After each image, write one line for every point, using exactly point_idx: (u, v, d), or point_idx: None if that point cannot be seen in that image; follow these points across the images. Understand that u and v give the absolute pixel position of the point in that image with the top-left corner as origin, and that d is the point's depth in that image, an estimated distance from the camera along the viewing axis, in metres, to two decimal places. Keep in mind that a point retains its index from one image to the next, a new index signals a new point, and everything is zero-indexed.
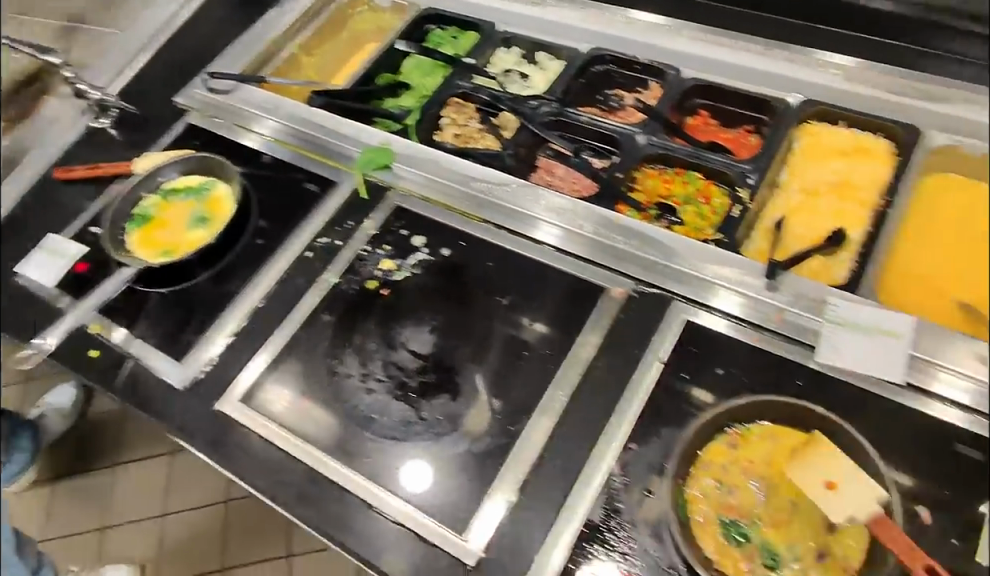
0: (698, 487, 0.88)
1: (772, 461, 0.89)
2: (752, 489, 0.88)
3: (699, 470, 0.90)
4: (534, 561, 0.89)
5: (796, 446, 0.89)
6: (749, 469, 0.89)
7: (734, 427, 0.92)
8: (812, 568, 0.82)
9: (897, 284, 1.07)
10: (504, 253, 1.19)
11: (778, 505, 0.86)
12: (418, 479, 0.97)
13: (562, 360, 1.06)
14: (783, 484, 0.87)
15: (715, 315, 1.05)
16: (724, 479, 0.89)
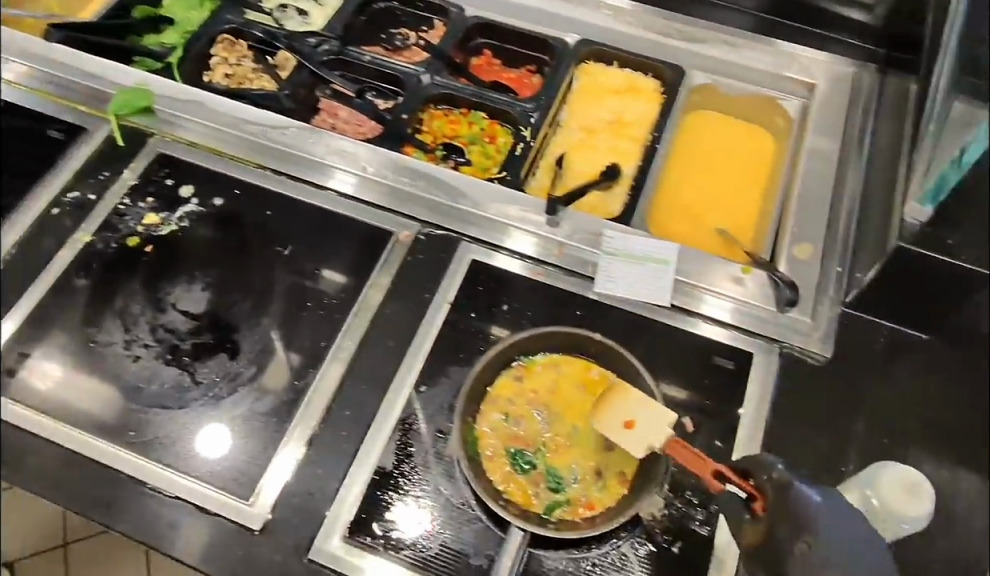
0: (487, 422, 0.89)
1: (555, 389, 0.92)
2: (536, 418, 0.90)
3: (487, 405, 0.90)
4: (327, 516, 0.87)
5: (576, 373, 0.93)
6: (534, 400, 0.91)
7: (520, 360, 0.93)
8: (592, 485, 0.86)
9: (664, 215, 1.16)
10: (284, 200, 1.10)
11: (561, 430, 0.89)
12: (203, 446, 0.90)
13: (350, 309, 1.01)
14: (565, 410, 0.91)
15: (502, 253, 1.05)
16: (511, 411, 0.90)
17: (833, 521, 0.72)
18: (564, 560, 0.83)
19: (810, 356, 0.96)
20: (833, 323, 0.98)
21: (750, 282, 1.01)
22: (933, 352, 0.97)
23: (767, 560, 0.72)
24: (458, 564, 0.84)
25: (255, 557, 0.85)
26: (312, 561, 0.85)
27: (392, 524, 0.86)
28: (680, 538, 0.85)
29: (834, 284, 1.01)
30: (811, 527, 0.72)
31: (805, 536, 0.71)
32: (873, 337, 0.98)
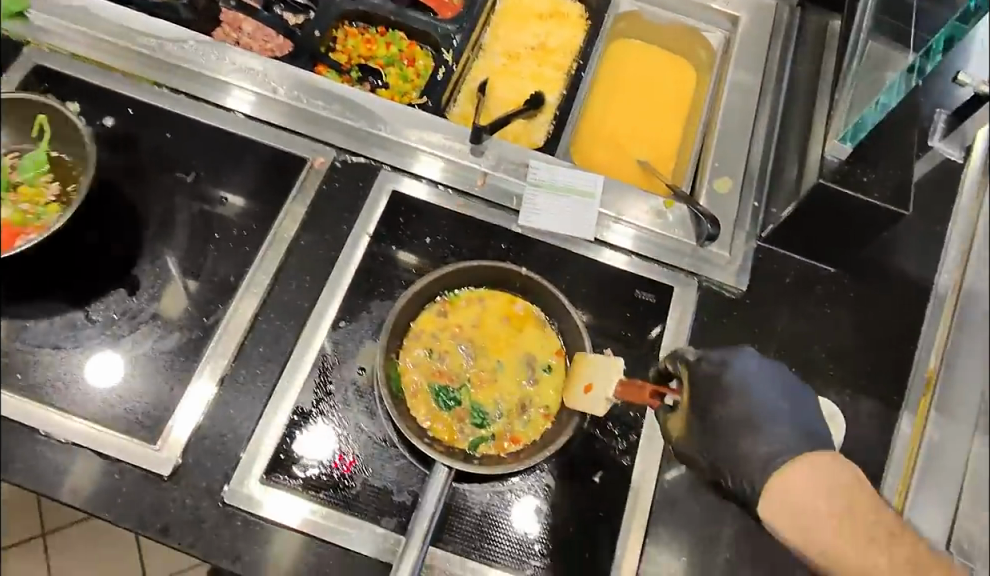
0: (410, 358, 0.87)
1: (479, 324, 0.90)
2: (461, 353, 0.89)
3: (410, 340, 0.88)
4: (242, 459, 0.84)
5: (500, 307, 0.91)
6: (458, 334, 0.89)
7: (443, 295, 0.91)
8: (516, 421, 0.86)
9: (587, 146, 1.14)
10: (184, 121, 1.01)
11: (485, 366, 0.88)
12: (96, 379, 0.84)
13: (261, 241, 0.95)
14: (489, 345, 0.89)
15: (424, 183, 1.01)
16: (435, 346, 0.88)
17: (760, 387, 0.76)
18: (489, 493, 0.84)
19: (726, 289, 0.99)
20: (749, 257, 1.01)
21: (671, 215, 1.01)
22: (840, 285, 1.01)
23: (696, 436, 0.78)
24: (381, 502, 0.83)
25: (166, 504, 0.81)
26: (227, 504, 0.82)
27: (311, 463, 0.84)
28: (600, 467, 0.87)
29: (750, 217, 1.03)
30: (736, 394, 0.76)
31: (724, 401, 0.76)
32: (787, 272, 1.01)
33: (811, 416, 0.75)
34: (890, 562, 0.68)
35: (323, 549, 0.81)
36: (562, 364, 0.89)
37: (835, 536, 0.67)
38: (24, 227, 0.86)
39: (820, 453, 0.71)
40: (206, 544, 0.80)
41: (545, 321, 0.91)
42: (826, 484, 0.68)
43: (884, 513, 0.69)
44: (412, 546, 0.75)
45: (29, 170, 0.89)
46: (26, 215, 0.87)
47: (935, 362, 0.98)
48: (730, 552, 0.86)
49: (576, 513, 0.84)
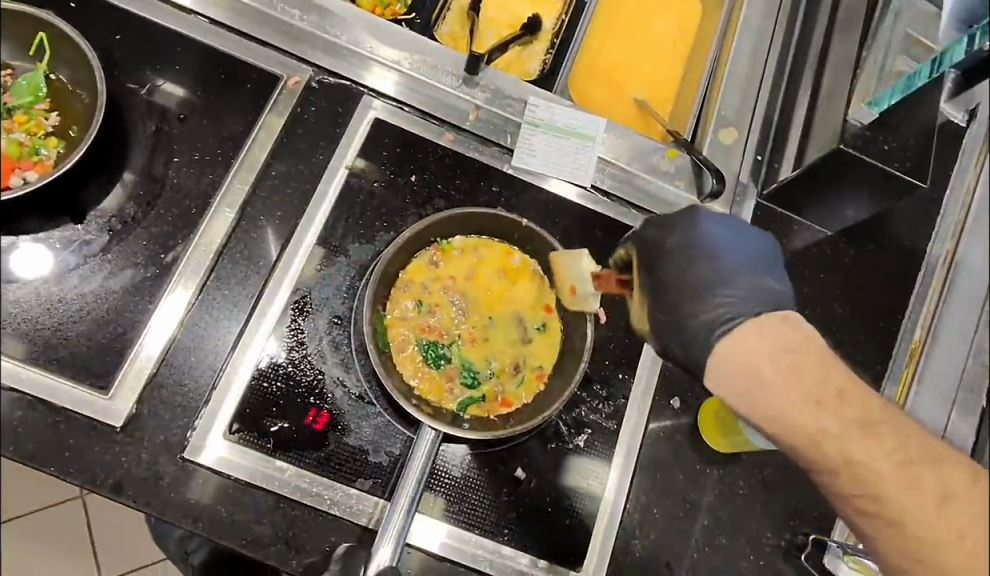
0: (398, 310, 0.83)
1: (473, 276, 0.85)
2: (452, 307, 0.85)
3: (398, 291, 0.84)
4: (205, 413, 0.77)
5: (493, 258, 0.86)
6: (451, 286, 0.85)
7: (435, 242, 0.85)
8: (508, 381, 0.83)
9: (582, 78, 1.06)
10: (135, 22, 0.87)
11: (476, 322, 0.85)
12: (24, 268, 0.77)
13: (226, 168, 0.85)
14: (482, 300, 0.85)
15: (408, 112, 0.92)
16: (424, 299, 0.84)
17: (712, 241, 0.74)
18: (467, 456, 0.80)
19: None
20: (747, 212, 0.96)
21: (672, 167, 0.95)
22: (835, 249, 0.98)
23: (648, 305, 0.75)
24: (356, 462, 0.78)
25: (119, 459, 0.74)
26: (187, 461, 0.75)
27: (282, 420, 0.78)
28: (585, 428, 0.83)
29: (751, 170, 0.97)
30: (686, 256, 0.73)
31: (673, 265, 0.73)
32: (785, 233, 0.97)
33: (763, 270, 0.73)
34: (838, 420, 0.65)
35: (292, 509, 0.76)
36: (556, 321, 0.85)
37: (778, 388, 0.66)
38: (22, 162, 0.79)
39: (774, 312, 0.70)
40: (163, 504, 0.74)
41: (541, 276, 0.86)
42: (773, 342, 0.68)
43: (836, 373, 0.67)
44: (398, 514, 0.71)
45: (26, 95, 0.81)
46: (23, 147, 0.79)
47: (920, 334, 0.95)
48: (708, 519, 0.85)
49: (559, 477, 0.81)
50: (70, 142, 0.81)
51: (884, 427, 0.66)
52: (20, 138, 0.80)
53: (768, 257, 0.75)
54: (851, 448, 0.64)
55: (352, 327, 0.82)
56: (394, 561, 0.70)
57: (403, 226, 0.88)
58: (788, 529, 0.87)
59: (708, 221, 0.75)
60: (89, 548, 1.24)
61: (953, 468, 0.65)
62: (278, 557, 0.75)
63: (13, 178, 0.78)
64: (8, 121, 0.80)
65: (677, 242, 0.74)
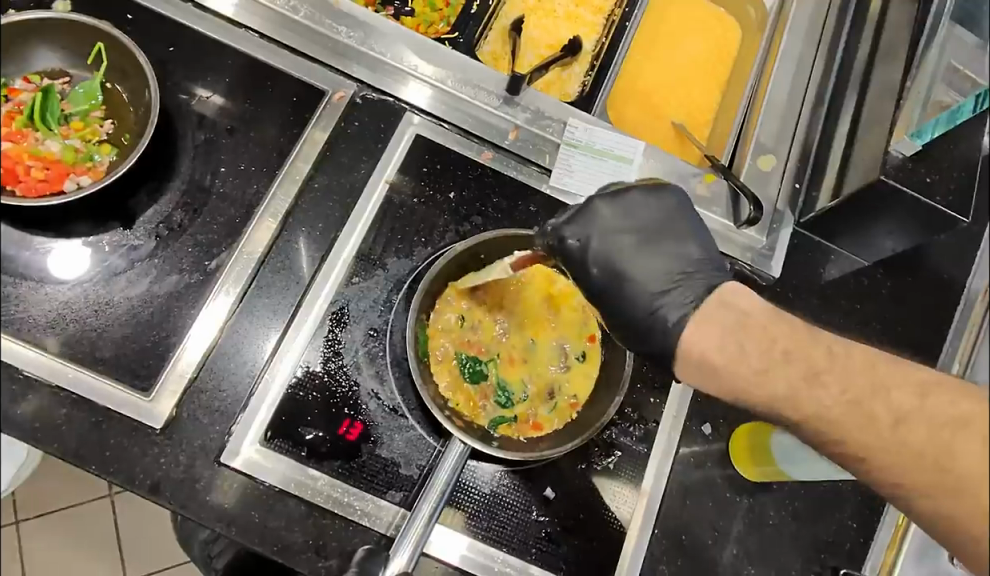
0: (441, 321, 0.84)
1: (518, 299, 0.87)
2: (495, 325, 0.86)
3: (443, 305, 0.85)
4: (241, 421, 0.78)
5: (540, 283, 0.88)
6: (495, 304, 0.86)
7: None
8: (541, 406, 0.84)
9: (620, 101, 1.06)
10: (190, 36, 0.90)
11: (516, 345, 0.86)
12: (75, 262, 0.79)
13: (273, 178, 0.87)
14: (523, 323, 0.87)
15: (449, 129, 0.93)
16: (468, 314, 0.85)
17: (617, 234, 0.71)
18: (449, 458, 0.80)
19: (759, 274, 0.93)
20: (785, 241, 0.94)
21: (710, 192, 0.94)
22: (873, 279, 0.96)
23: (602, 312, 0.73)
24: (388, 474, 0.79)
25: (157, 461, 0.76)
26: (222, 465, 0.77)
27: (316, 429, 0.79)
28: (615, 449, 0.83)
29: (787, 196, 0.97)
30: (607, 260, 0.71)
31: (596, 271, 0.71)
32: (822, 263, 0.96)
33: (664, 245, 0.72)
34: (789, 386, 0.63)
35: (324, 518, 0.77)
36: (596, 351, 0.86)
37: (729, 370, 0.64)
38: (76, 167, 0.81)
39: (708, 297, 0.68)
40: (199, 506, 0.75)
41: (583, 305, 0.88)
42: (716, 328, 0.66)
43: (779, 332, 0.65)
44: (415, 528, 0.71)
45: (82, 102, 0.83)
46: (77, 152, 0.82)
47: (958, 368, 0.95)
48: (738, 546, 0.84)
49: (588, 498, 0.81)
50: (123, 149, 0.83)
51: (829, 375, 0.62)
52: (75, 143, 0.82)
53: (679, 224, 0.74)
54: (807, 408, 0.62)
55: (387, 339, 0.83)
56: (409, 569, 0.71)
57: (440, 243, 0.88)
58: (817, 561, 0.86)
59: (614, 216, 0.72)
60: (116, 545, 1.26)
61: (898, 389, 0.61)
62: (308, 564, 0.76)
63: (67, 182, 0.81)
64: (65, 127, 0.83)
65: (598, 248, 0.71)
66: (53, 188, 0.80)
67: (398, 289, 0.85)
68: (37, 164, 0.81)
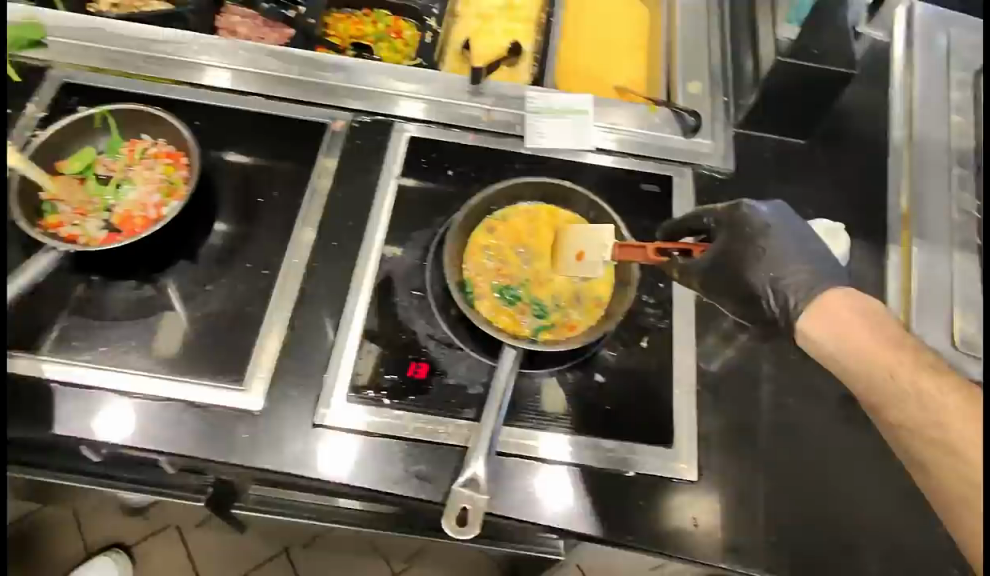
0: (473, 264, 0.97)
1: (533, 231, 1.00)
2: (518, 256, 0.99)
3: (471, 251, 0.98)
4: (326, 385, 0.91)
5: (547, 217, 1.01)
6: (515, 240, 0.99)
7: (492, 211, 1.00)
8: (572, 310, 0.96)
9: (567, 80, 1.26)
10: (207, 109, 1.09)
11: (539, 270, 0.99)
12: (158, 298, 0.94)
13: (302, 198, 1.03)
14: (542, 250, 1.00)
15: (433, 127, 1.10)
16: (494, 254, 0.98)
17: None
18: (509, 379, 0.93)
19: (717, 171, 1.09)
20: (730, 142, 1.11)
21: (656, 118, 1.12)
22: (813, 153, 1.13)
23: None
24: (461, 396, 0.91)
25: (264, 435, 0.88)
26: (319, 425, 0.89)
27: (391, 375, 0.92)
28: (644, 333, 0.97)
29: (724, 110, 1.14)
30: None
31: None
32: (767, 151, 1.12)
33: None
34: None
35: (416, 446, 0.88)
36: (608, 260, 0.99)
37: None
38: (164, 198, 0.99)
39: None
40: (308, 462, 0.87)
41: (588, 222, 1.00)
42: None
43: None
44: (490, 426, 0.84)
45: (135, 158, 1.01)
46: (158, 188, 0.99)
47: (906, 201, 1.08)
48: (771, 385, 0.96)
49: (633, 374, 0.94)
50: (185, 169, 1.00)
51: None
52: (153, 183, 1.00)
53: None
54: None
55: (430, 293, 0.97)
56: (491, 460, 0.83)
57: (450, 213, 1.04)
58: (844, 383, 0.97)
59: None
60: None
61: None
62: (412, 488, 0.86)
63: (165, 208, 0.98)
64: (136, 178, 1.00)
65: None
66: (157, 218, 0.97)
67: (426, 254, 1.00)
68: (140, 206, 0.98)
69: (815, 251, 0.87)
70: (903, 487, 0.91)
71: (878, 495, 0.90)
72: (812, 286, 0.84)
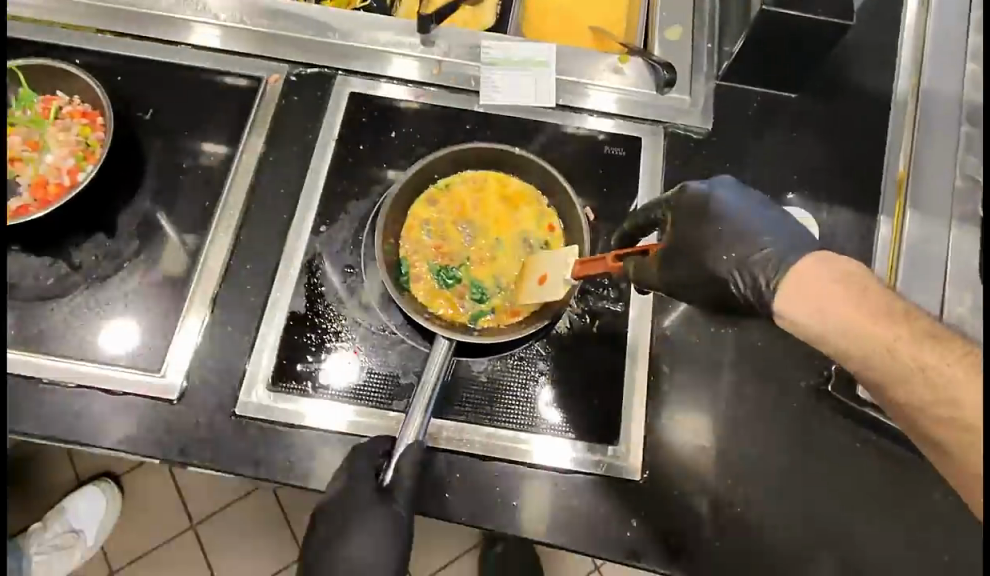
0: (410, 241, 0.89)
1: (478, 205, 0.91)
2: (461, 233, 0.91)
3: (408, 227, 0.90)
4: (248, 373, 0.85)
5: (494, 187, 0.92)
6: (459, 214, 0.91)
7: (434, 182, 0.91)
8: (515, 293, 0.89)
9: (536, 23, 1.13)
10: (130, 61, 0.99)
11: (483, 248, 0.91)
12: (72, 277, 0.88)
13: (231, 163, 0.95)
14: (487, 228, 0.91)
15: (378, 81, 1.00)
16: (436, 230, 0.90)
17: None
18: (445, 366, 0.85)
19: (692, 131, 0.98)
20: (709, 96, 0.99)
21: (628, 71, 1.00)
22: (803, 108, 1.00)
23: None
24: (390, 387, 0.85)
25: (180, 426, 0.83)
26: (240, 417, 0.84)
27: (316, 363, 0.85)
28: (596, 319, 0.88)
29: (706, 58, 1.01)
30: None
31: None
32: (751, 107, 1.00)
33: None
34: None
35: (341, 439, 0.84)
36: (559, 238, 0.90)
37: None
38: (79, 162, 0.91)
39: None
40: (226, 457, 0.83)
41: (538, 196, 0.92)
42: None
43: None
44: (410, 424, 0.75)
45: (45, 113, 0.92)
46: (73, 150, 0.91)
47: (904, 163, 0.96)
48: (732, 373, 0.88)
49: (579, 364, 0.86)
50: (102, 129, 0.92)
51: None
52: (67, 144, 0.91)
53: None
54: None
55: (363, 273, 0.89)
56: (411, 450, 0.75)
57: (391, 179, 0.95)
58: (815, 371, 0.88)
59: None
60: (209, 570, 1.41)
61: None
62: None
63: (80, 174, 0.90)
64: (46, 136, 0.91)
65: None
66: (72, 185, 0.90)
67: (362, 228, 0.92)
68: (52, 170, 0.90)
69: (777, 218, 0.71)
70: (866, 487, 0.84)
71: (834, 496, 0.83)
72: (784, 261, 0.66)
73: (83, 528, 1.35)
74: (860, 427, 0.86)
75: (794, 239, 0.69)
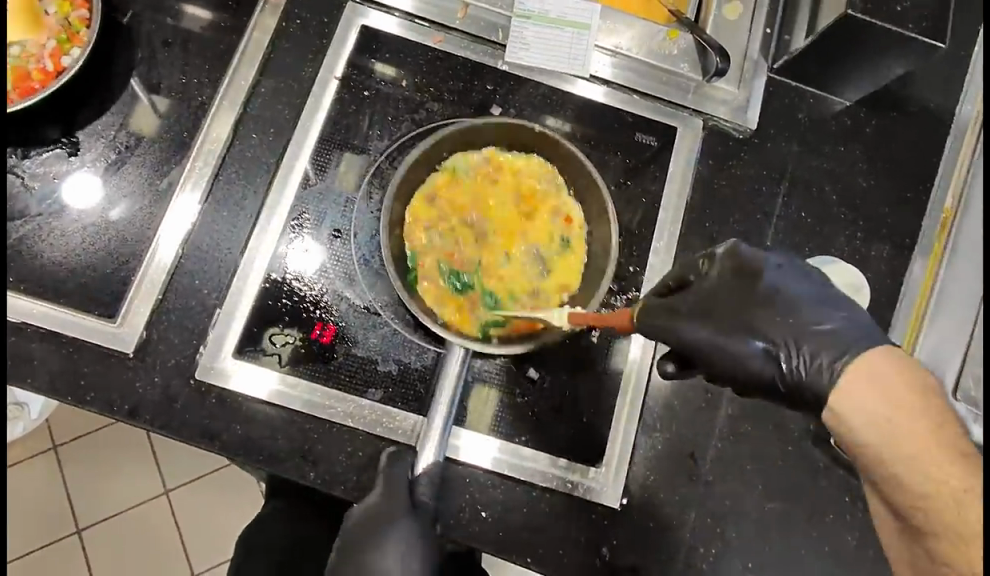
0: (414, 239, 0.81)
1: (490, 201, 0.83)
2: (472, 231, 0.82)
3: (412, 222, 0.81)
4: (212, 335, 0.77)
5: (506, 179, 0.83)
6: (468, 210, 0.82)
7: (440, 169, 0.82)
8: (530, 302, 0.81)
9: None
10: None
11: (494, 249, 0.82)
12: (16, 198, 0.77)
13: (216, 87, 0.83)
14: (500, 227, 0.83)
15: (393, 15, 0.88)
16: (442, 226, 0.82)
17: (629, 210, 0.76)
18: (430, 354, 0.79)
19: (732, 127, 0.89)
20: (758, 90, 0.90)
21: (676, 49, 0.88)
22: (856, 119, 0.91)
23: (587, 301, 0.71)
24: (366, 372, 0.78)
25: (134, 385, 0.76)
26: (200, 382, 0.76)
27: (290, 335, 0.78)
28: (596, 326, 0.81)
29: (761, 45, 0.90)
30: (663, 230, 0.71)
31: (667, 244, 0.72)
32: (801, 108, 0.91)
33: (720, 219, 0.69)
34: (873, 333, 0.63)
35: (306, 423, 0.77)
36: (579, 239, 0.83)
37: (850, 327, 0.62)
38: (62, 45, 0.79)
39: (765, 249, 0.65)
40: (180, 424, 0.76)
41: (554, 191, 0.83)
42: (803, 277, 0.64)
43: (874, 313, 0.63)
44: (433, 434, 0.72)
45: None
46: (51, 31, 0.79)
47: (952, 201, 0.89)
48: (733, 406, 0.82)
49: (572, 374, 0.80)
50: (84, 7, 0.80)
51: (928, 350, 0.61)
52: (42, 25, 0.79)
53: None
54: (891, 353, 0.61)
55: (352, 240, 0.81)
56: (438, 463, 0.72)
57: (396, 134, 0.84)
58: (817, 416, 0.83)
59: None
60: (155, 468, 1.33)
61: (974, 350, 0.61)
62: (296, 471, 0.76)
63: (64, 59, 0.79)
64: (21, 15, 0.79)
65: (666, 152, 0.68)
66: (57, 71, 0.78)
67: (356, 187, 0.82)
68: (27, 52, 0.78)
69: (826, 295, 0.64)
70: (845, 543, 0.81)
71: (813, 551, 0.80)
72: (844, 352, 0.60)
73: (27, 400, 1.21)
74: (854, 480, 0.82)
75: (848, 326, 0.62)
